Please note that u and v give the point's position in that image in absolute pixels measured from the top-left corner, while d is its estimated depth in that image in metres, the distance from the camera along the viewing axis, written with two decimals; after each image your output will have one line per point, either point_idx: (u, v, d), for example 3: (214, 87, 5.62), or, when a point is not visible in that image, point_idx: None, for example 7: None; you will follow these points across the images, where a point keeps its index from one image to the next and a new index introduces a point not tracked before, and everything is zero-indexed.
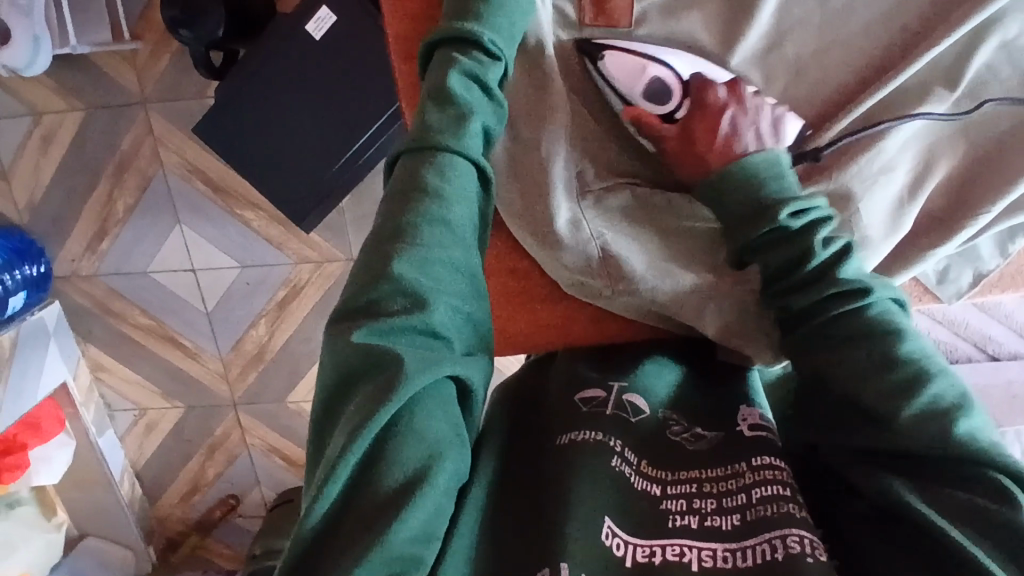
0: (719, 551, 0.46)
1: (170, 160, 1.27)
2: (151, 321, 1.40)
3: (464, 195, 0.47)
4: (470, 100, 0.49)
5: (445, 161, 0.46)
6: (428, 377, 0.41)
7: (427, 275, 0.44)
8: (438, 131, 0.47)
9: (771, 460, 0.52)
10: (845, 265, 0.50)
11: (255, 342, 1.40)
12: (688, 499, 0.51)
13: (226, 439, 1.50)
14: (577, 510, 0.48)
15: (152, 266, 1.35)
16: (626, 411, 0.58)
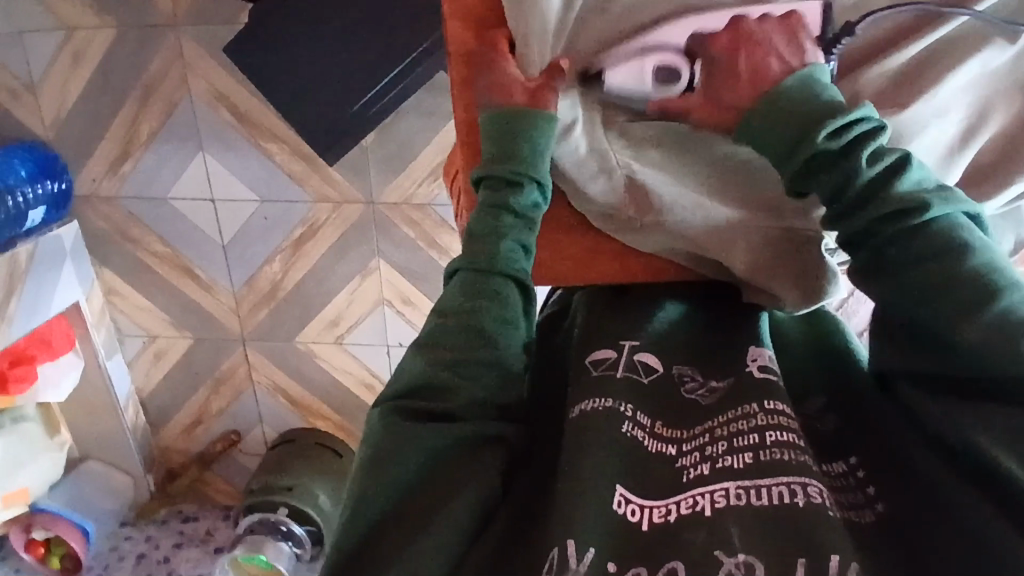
0: (731, 490, 0.46)
1: (198, 86, 1.26)
2: (168, 250, 1.40)
3: (497, 319, 0.53)
4: (503, 222, 0.56)
5: (491, 289, 0.54)
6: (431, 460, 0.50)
7: (460, 376, 0.52)
8: (485, 262, 0.55)
9: (782, 404, 0.52)
10: (900, 179, 0.50)
11: (269, 279, 1.40)
12: (700, 448, 0.52)
13: (233, 374, 1.51)
14: (589, 476, 0.49)
15: (172, 194, 1.35)
16: (638, 371, 0.59)
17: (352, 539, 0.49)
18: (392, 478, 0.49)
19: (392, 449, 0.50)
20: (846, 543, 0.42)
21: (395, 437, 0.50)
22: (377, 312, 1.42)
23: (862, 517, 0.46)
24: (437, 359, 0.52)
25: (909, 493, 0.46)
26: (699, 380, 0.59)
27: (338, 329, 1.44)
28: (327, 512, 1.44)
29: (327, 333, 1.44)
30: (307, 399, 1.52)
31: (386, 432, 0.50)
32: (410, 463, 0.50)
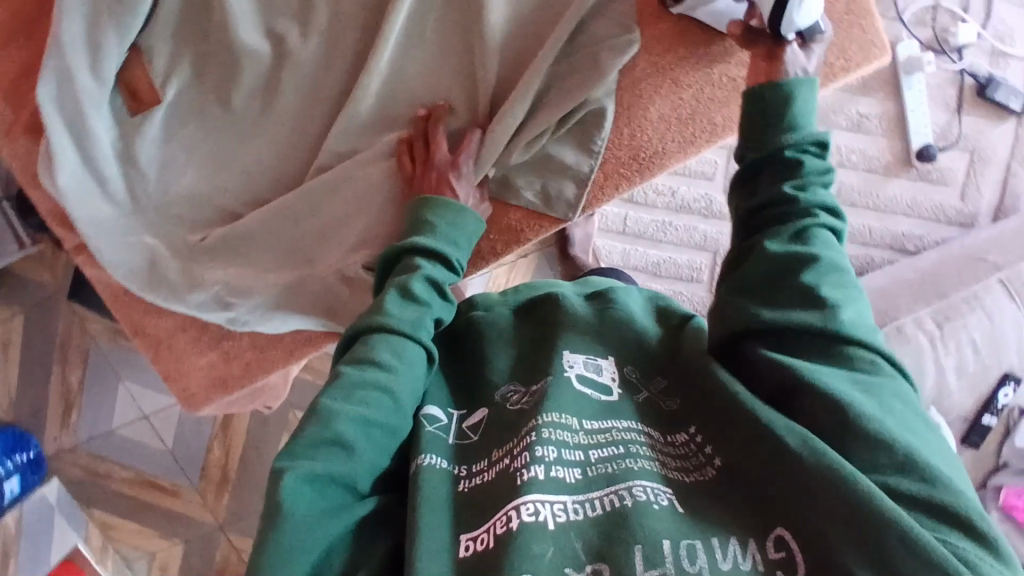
0: (568, 503, 0.55)
1: (98, 330, 1.50)
2: (130, 473, 1.56)
3: (407, 388, 0.64)
4: (419, 302, 0.69)
5: (400, 344, 0.65)
6: (331, 519, 0.55)
7: (368, 436, 0.60)
8: (399, 324, 0.67)
9: (604, 424, 0.63)
10: (821, 186, 0.67)
11: (217, 464, 1.55)
12: (530, 451, 0.58)
13: (228, 563, 1.57)
14: (432, 544, 0.55)
15: (115, 424, 1.54)
16: (467, 434, 0.67)
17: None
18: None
19: (286, 534, 0.52)
20: (664, 529, 0.51)
21: (284, 539, 0.52)
22: None
23: (703, 476, 0.57)
24: (359, 417, 0.60)
25: (741, 455, 0.56)
26: (522, 388, 0.69)
27: None
28: None
29: None
30: None
31: (270, 545, 0.52)
32: (305, 559, 0.52)
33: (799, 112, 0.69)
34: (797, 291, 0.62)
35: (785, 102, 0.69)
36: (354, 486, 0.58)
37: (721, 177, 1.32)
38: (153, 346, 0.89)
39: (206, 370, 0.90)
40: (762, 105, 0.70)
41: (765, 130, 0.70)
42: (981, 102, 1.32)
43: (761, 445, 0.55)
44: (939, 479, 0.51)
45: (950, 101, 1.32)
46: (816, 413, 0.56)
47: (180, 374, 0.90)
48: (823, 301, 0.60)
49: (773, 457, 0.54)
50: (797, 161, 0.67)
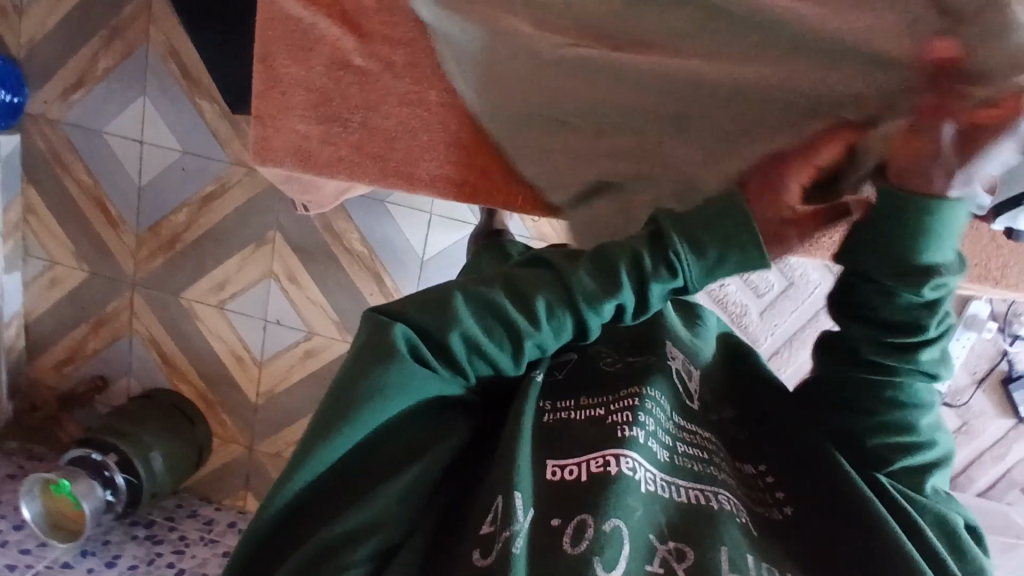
0: (661, 478, 0.49)
1: (155, 38, 1.39)
2: (91, 181, 1.48)
3: (535, 345, 0.53)
4: (610, 284, 0.52)
5: (563, 312, 0.53)
6: (401, 404, 0.49)
7: (468, 362, 0.52)
8: (579, 288, 0.52)
9: (696, 426, 0.58)
10: (927, 347, 0.56)
11: (172, 227, 1.48)
12: (631, 410, 0.54)
13: (116, 318, 1.55)
14: (517, 453, 0.50)
15: (109, 128, 1.45)
16: (558, 372, 0.62)
17: (286, 500, 0.47)
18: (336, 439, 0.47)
19: (360, 405, 0.48)
20: (740, 537, 0.47)
21: (355, 398, 0.48)
22: (263, 285, 1.48)
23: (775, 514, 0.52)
24: (479, 343, 0.51)
25: (815, 505, 0.54)
26: (628, 360, 0.63)
27: (222, 294, 1.49)
28: (154, 471, 1.43)
29: (214, 294, 1.50)
30: (178, 359, 1.55)
31: (336, 382, 0.50)
32: (360, 434, 0.48)
33: (922, 258, 0.49)
34: (898, 398, 0.57)
35: (912, 249, 0.49)
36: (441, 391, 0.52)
37: (767, 300, 1.36)
38: (261, 80, 0.75)
39: (294, 137, 0.75)
40: (857, 251, 0.51)
41: (862, 264, 0.51)
42: (999, 388, 1.31)
43: (847, 515, 0.52)
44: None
45: (977, 371, 1.31)
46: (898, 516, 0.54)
47: (270, 128, 0.75)
48: (910, 420, 0.57)
49: (849, 527, 0.52)
50: (897, 298, 0.52)
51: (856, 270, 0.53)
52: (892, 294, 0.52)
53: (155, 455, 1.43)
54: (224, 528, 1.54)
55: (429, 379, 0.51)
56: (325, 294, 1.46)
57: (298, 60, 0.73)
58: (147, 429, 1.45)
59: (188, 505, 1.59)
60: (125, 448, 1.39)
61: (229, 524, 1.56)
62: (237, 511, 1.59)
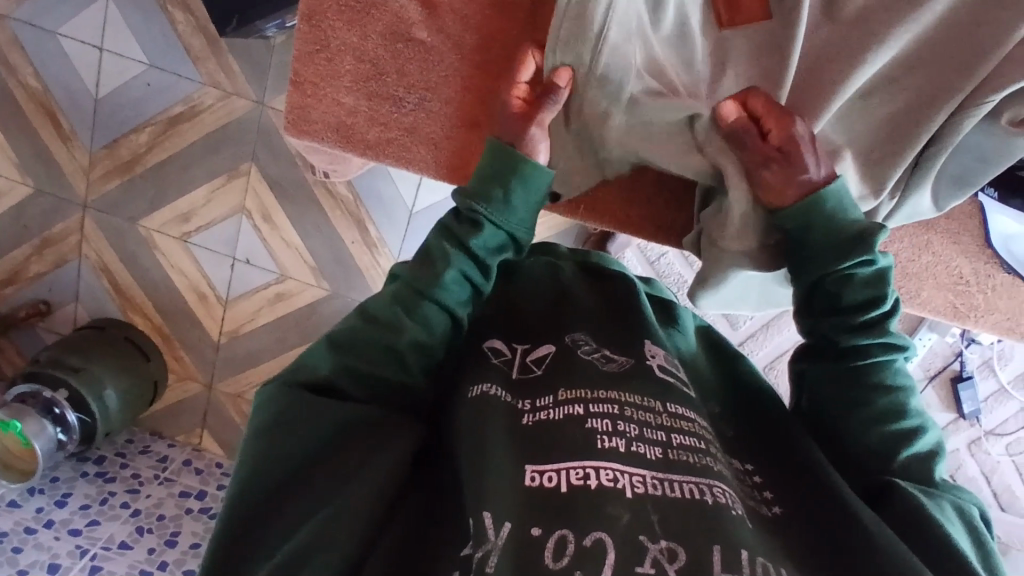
0: (647, 478, 0.49)
1: None
2: (39, 88, 1.31)
3: (425, 338, 0.58)
4: (458, 234, 0.60)
5: (423, 302, 0.58)
6: (315, 432, 0.52)
7: (354, 384, 0.56)
8: (439, 263, 0.59)
9: (683, 410, 0.57)
10: (889, 321, 0.59)
11: (131, 148, 1.34)
12: (611, 419, 0.53)
13: (63, 240, 1.41)
14: (497, 467, 0.51)
15: (62, 29, 1.28)
16: (530, 367, 0.61)
17: (251, 499, 0.50)
18: (299, 444, 0.52)
19: (276, 440, 0.51)
20: (749, 540, 0.47)
21: (284, 432, 0.52)
22: (233, 220, 1.37)
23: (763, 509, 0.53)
24: (378, 327, 0.58)
25: (802, 507, 0.54)
26: (595, 346, 0.63)
27: (186, 226, 1.39)
28: (108, 409, 1.35)
29: (176, 225, 1.39)
30: (133, 290, 1.44)
31: (291, 401, 0.53)
32: (286, 458, 0.51)
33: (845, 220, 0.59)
34: (884, 404, 0.58)
35: (838, 221, 0.59)
36: (342, 408, 0.54)
37: (742, 333, 1.34)
38: (305, 41, 0.66)
39: (336, 110, 0.67)
40: (801, 237, 0.60)
41: (794, 228, 0.60)
42: (947, 384, 1.40)
43: (834, 509, 0.52)
44: None
45: (930, 368, 1.40)
46: (895, 495, 0.53)
47: (310, 98, 0.67)
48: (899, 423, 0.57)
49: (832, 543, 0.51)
50: (849, 300, 0.58)
51: (814, 280, 0.60)
52: (846, 274, 0.58)
53: (109, 391, 1.35)
54: (179, 467, 1.49)
55: (336, 407, 0.54)
56: (300, 236, 1.37)
57: (351, 24, 0.65)
58: (95, 363, 1.35)
59: (139, 441, 1.53)
60: (71, 386, 1.30)
61: (184, 463, 1.51)
62: (191, 449, 1.54)
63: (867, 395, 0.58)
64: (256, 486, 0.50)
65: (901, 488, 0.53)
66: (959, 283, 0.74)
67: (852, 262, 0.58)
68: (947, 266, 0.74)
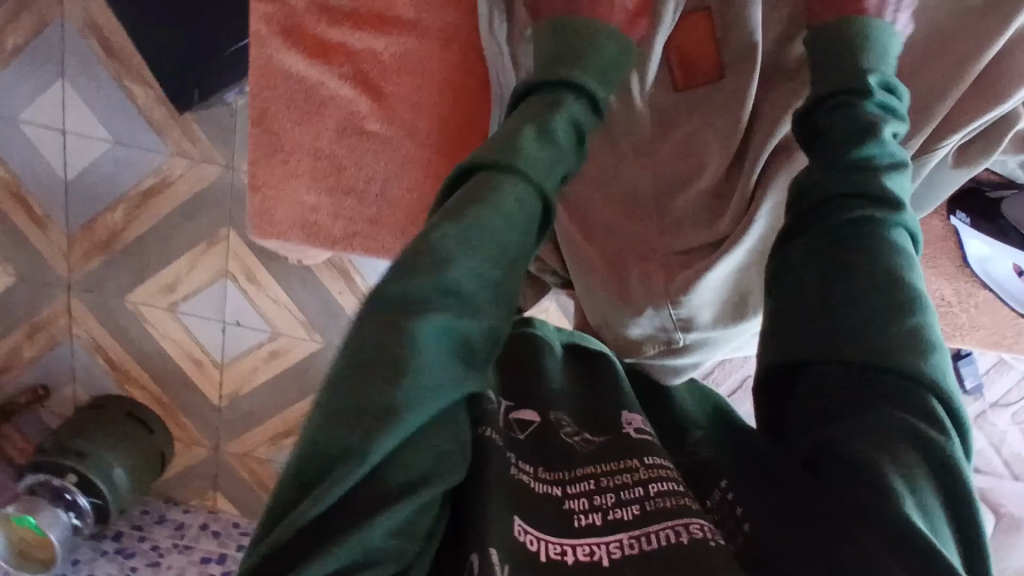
0: (624, 540, 0.40)
1: (74, 10, 1.18)
2: (8, 176, 1.30)
3: (491, 317, 0.42)
4: (524, 138, 0.47)
5: (510, 199, 0.44)
6: (404, 418, 0.35)
7: (418, 375, 0.36)
8: (512, 174, 0.45)
9: (658, 460, 0.46)
10: (900, 166, 0.51)
11: (108, 226, 1.33)
12: (586, 496, 0.43)
13: (52, 323, 1.40)
14: (475, 520, 0.39)
15: (23, 116, 1.26)
16: (513, 428, 0.47)
17: (293, 531, 0.33)
18: (342, 466, 0.33)
19: (339, 464, 0.33)
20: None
21: (322, 447, 0.34)
22: (219, 284, 1.36)
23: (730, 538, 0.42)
24: (437, 267, 0.40)
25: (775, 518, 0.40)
26: (573, 425, 0.50)
27: (172, 295, 1.38)
28: (117, 487, 1.34)
29: (163, 295, 1.38)
30: (128, 364, 1.44)
31: (328, 406, 0.35)
32: (346, 469, 0.34)
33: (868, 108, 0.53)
34: (871, 278, 0.44)
35: (859, 104, 0.53)
36: (420, 386, 0.36)
37: None
38: (259, 145, 0.65)
39: (299, 209, 0.66)
40: (822, 125, 0.54)
41: (824, 121, 0.53)
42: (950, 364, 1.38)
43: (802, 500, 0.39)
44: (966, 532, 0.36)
45: None
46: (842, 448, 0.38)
47: (271, 199, 0.66)
48: (905, 305, 0.42)
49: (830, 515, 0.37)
50: (872, 161, 0.50)
51: (827, 155, 0.52)
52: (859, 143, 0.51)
53: (115, 470, 1.34)
54: (196, 532, 1.50)
55: (417, 386, 0.36)
56: (289, 294, 1.36)
57: (302, 124, 0.63)
58: (98, 443, 1.34)
59: (154, 510, 1.53)
60: (76, 470, 1.29)
61: (201, 528, 1.51)
62: (207, 512, 1.54)
63: (846, 285, 0.44)
64: (310, 519, 0.33)
65: (856, 430, 0.38)
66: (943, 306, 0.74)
67: (870, 144, 0.51)
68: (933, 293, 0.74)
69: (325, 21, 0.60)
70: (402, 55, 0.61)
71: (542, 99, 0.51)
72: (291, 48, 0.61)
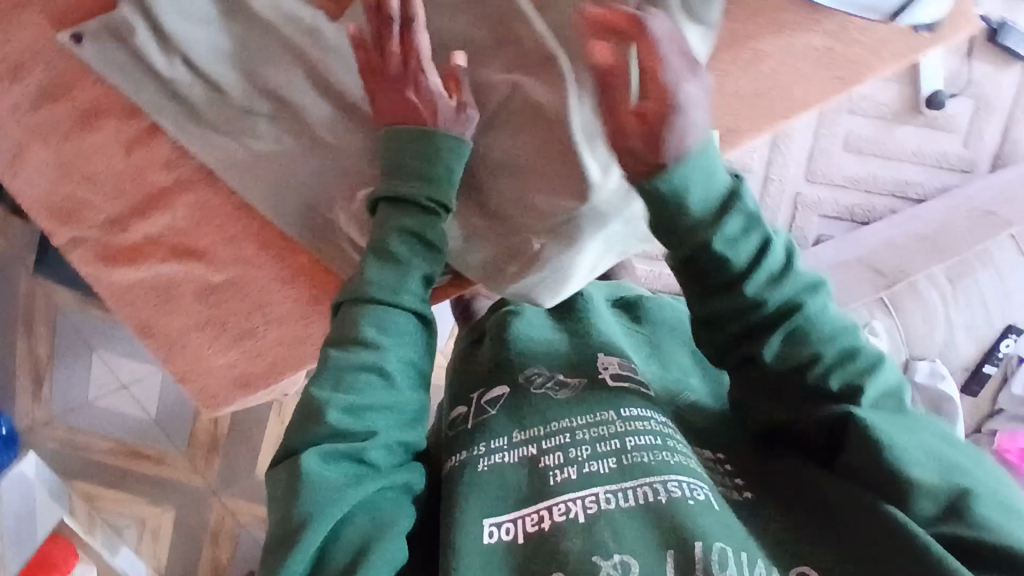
0: (601, 495, 0.57)
1: (65, 299, 1.42)
2: (113, 443, 1.48)
3: (388, 432, 0.57)
4: (383, 235, 0.59)
5: (381, 313, 0.58)
6: (349, 493, 0.53)
7: (342, 433, 0.55)
8: (373, 287, 0.58)
9: (635, 409, 0.65)
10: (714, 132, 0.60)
11: (205, 430, 1.50)
12: (563, 451, 0.62)
13: (223, 525, 1.52)
14: (478, 502, 0.60)
15: (91, 396, 1.46)
16: (490, 404, 0.72)
17: None
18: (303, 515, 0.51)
19: (301, 500, 0.51)
20: (714, 528, 0.52)
21: (301, 504, 0.51)
22: None
23: (738, 496, 0.60)
24: (317, 417, 0.55)
25: (811, 519, 0.56)
26: (547, 373, 0.73)
27: (286, 447, 1.54)
28: None
29: (280, 452, 1.53)
30: None
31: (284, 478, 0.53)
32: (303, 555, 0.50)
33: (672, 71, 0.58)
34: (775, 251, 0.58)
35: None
36: (331, 438, 0.54)
37: None
38: (158, 350, 0.71)
39: (223, 373, 0.70)
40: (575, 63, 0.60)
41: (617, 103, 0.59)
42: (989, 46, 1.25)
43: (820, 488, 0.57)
44: (955, 486, 0.54)
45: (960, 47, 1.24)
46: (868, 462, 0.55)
47: (197, 382, 0.71)
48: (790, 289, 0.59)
49: (815, 512, 0.56)
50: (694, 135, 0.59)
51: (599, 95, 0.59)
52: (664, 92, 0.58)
53: None
54: None
55: (318, 463, 0.53)
56: None
57: (168, 314, 0.69)
58: None
59: None
60: None
61: None
62: None
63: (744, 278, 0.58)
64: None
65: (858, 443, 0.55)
66: (820, 57, 0.62)
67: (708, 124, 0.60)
68: (796, 50, 0.63)
69: (121, 229, 0.67)
70: (189, 215, 0.66)
71: (388, 216, 0.60)
72: (110, 263, 0.67)
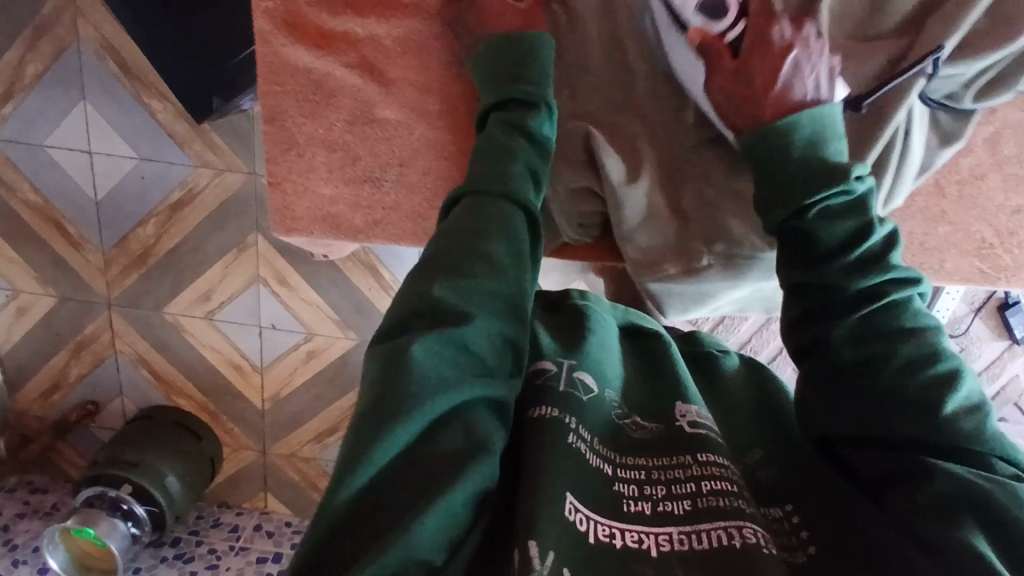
0: (675, 534, 0.42)
1: (88, 34, 1.20)
2: (40, 200, 1.33)
3: (491, 315, 0.41)
4: (496, 127, 0.51)
5: (492, 201, 0.46)
6: (428, 402, 0.37)
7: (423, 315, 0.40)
8: (474, 168, 0.48)
9: (717, 456, 0.47)
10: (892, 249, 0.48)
11: (141, 241, 1.35)
12: (638, 483, 0.46)
13: (96, 338, 1.44)
14: (556, 469, 0.42)
15: (50, 140, 1.28)
16: (575, 387, 0.49)
17: (334, 518, 0.35)
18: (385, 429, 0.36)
19: (358, 402, 0.38)
20: None
21: (361, 390, 0.38)
22: (252, 290, 1.38)
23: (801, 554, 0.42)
24: (394, 303, 0.41)
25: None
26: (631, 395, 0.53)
27: (209, 304, 1.40)
28: (172, 495, 1.36)
29: (199, 305, 1.40)
30: (172, 376, 1.47)
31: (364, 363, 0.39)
32: (382, 454, 0.36)
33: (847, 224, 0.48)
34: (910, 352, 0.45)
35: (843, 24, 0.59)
36: (390, 333, 0.40)
37: None
38: (272, 142, 0.65)
39: (319, 203, 0.67)
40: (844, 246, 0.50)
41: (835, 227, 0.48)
42: (996, 314, 1.29)
43: (908, 508, 0.40)
44: None
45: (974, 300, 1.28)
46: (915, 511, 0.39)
47: (291, 195, 0.67)
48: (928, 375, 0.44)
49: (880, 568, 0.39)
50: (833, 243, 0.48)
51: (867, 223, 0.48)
52: (831, 211, 0.49)
53: (172, 483, 1.36)
54: (251, 533, 1.53)
55: (386, 350, 0.38)
56: (319, 295, 1.38)
57: (313, 117, 0.64)
58: (150, 449, 1.37)
59: (209, 515, 1.56)
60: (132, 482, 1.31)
61: (255, 529, 1.54)
62: (259, 513, 1.56)
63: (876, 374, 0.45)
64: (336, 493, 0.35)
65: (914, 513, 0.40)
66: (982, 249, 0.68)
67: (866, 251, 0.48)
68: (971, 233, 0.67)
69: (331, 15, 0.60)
70: (404, 40, 0.61)
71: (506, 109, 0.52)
72: (295, 40, 0.61)
